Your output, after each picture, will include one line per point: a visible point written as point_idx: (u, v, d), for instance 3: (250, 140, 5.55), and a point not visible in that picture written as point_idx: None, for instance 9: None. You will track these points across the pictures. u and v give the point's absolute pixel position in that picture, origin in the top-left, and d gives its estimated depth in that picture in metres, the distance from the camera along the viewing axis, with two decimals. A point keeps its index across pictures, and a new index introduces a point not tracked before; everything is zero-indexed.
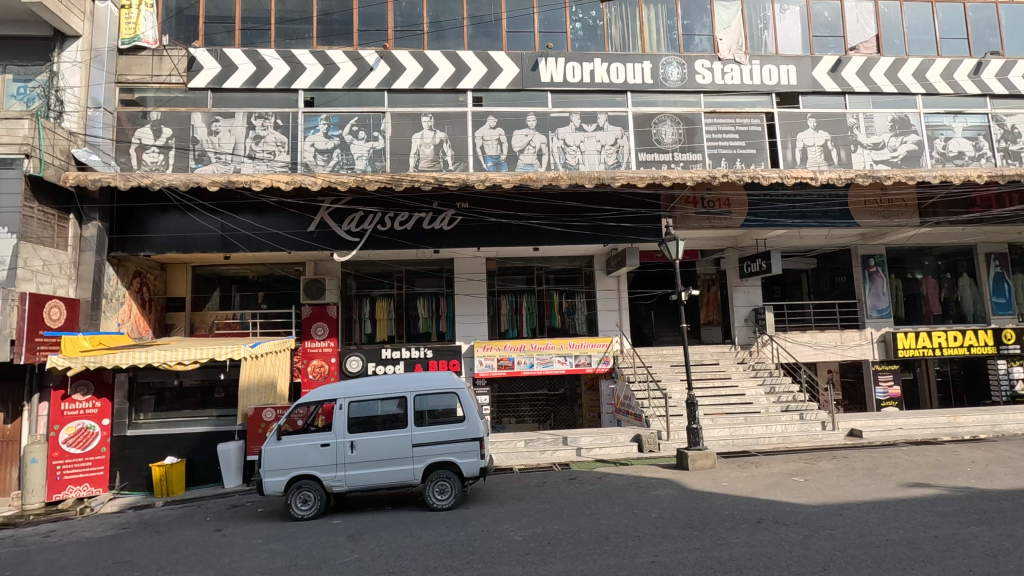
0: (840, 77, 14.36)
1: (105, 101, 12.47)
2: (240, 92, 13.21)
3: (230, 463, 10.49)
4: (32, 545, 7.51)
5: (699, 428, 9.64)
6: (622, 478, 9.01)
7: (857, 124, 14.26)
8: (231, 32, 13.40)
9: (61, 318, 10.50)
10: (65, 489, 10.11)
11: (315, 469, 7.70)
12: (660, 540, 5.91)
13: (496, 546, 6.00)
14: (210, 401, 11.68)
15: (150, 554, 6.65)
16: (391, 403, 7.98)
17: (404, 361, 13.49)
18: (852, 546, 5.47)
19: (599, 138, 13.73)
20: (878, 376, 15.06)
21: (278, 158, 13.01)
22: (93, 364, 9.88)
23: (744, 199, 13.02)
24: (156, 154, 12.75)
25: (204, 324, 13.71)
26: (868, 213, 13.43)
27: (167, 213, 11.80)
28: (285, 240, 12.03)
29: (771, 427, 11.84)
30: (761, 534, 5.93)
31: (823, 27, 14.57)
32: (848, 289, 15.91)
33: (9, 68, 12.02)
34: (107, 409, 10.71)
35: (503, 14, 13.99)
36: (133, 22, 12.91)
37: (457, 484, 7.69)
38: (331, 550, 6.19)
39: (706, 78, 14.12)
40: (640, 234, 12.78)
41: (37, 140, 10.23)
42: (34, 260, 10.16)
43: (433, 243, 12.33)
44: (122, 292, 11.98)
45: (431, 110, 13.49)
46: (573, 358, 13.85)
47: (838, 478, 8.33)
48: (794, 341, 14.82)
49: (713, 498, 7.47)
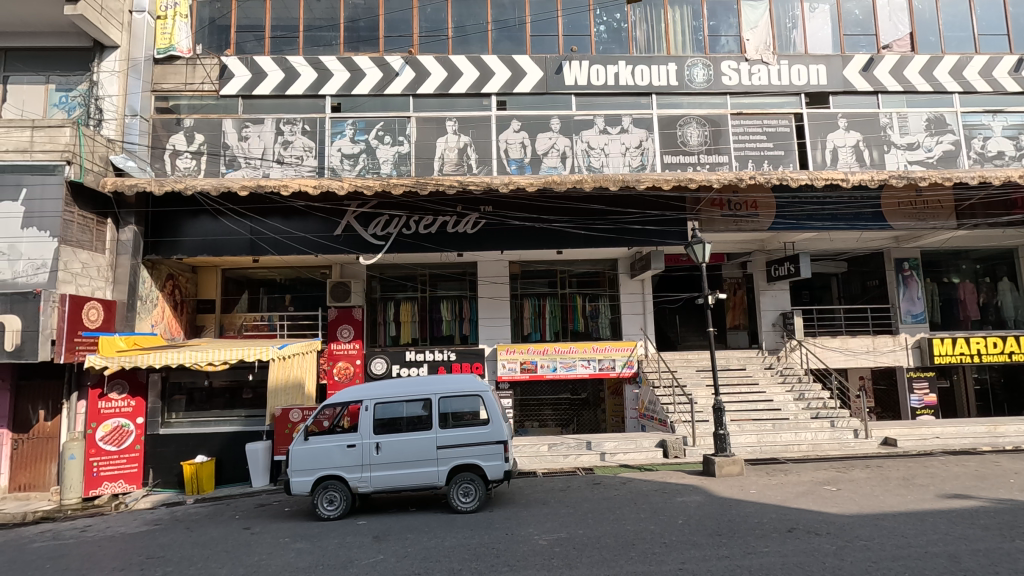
0: (872, 76, 14.02)
1: (142, 109, 12.81)
2: (269, 98, 13.48)
3: (258, 463, 10.66)
4: (70, 539, 7.72)
5: (726, 434, 9.45)
6: (647, 484, 8.88)
7: (890, 124, 13.91)
8: (261, 40, 13.71)
9: (99, 319, 10.87)
10: (101, 485, 10.41)
11: (341, 469, 7.78)
12: (688, 547, 5.82)
13: (521, 549, 5.99)
14: (239, 401, 11.84)
15: (182, 550, 6.78)
16: (415, 405, 8.01)
17: (428, 364, 13.53)
18: (890, 558, 5.29)
19: (624, 140, 13.66)
20: (912, 384, 14.66)
21: (306, 163, 13.25)
22: (128, 364, 10.17)
23: (772, 202, 12.77)
24: (188, 160, 13.10)
25: (233, 326, 13.98)
26: (902, 215, 13.04)
27: (199, 217, 12.09)
28: (312, 244, 12.20)
29: (801, 434, 11.54)
30: (793, 544, 5.79)
31: (854, 26, 14.25)
32: (881, 293, 15.47)
33: (52, 78, 12.53)
34: (141, 408, 10.97)
35: (527, 18, 14.03)
36: (169, 32, 13.34)
37: (481, 487, 7.67)
38: (357, 551, 6.24)
39: (733, 79, 13.93)
40: (666, 237, 12.60)
41: (78, 147, 10.61)
42: (74, 262, 10.54)
43: (457, 245, 12.38)
44: (156, 294, 12.33)
45: (455, 114, 13.56)
46: (597, 362, 13.75)
47: (872, 487, 8.09)
48: (824, 346, 14.40)
49: (741, 506, 7.33)
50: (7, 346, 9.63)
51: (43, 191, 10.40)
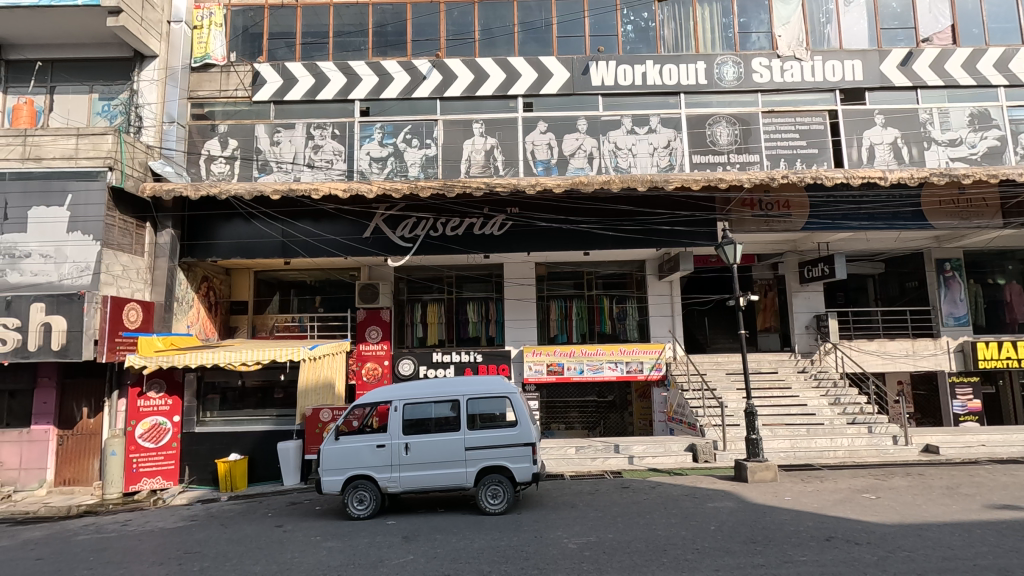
0: (911, 70, 13.58)
1: (179, 115, 13.19)
2: (301, 103, 13.73)
3: (289, 461, 10.87)
4: (112, 533, 7.98)
5: (759, 439, 9.24)
6: (677, 489, 8.76)
7: (930, 120, 13.46)
8: (292, 47, 13.98)
9: (138, 320, 11.20)
10: (140, 481, 10.76)
11: (371, 469, 7.86)
12: (722, 555, 5.70)
13: (550, 552, 5.94)
14: (270, 401, 11.94)
15: (218, 546, 6.93)
16: (443, 406, 8.04)
17: (455, 366, 13.60)
18: (935, 570, 5.08)
19: (652, 140, 13.51)
20: (955, 389, 14.07)
21: (336, 166, 13.45)
22: (166, 364, 10.51)
23: (806, 201, 12.44)
24: (222, 164, 13.42)
25: (265, 327, 14.26)
26: (944, 214, 12.55)
27: (232, 220, 12.38)
28: (342, 246, 12.37)
29: (837, 440, 11.25)
30: (831, 553, 5.62)
31: (892, 19, 13.82)
32: (920, 295, 14.96)
33: (95, 88, 13.07)
34: (177, 406, 11.33)
35: (554, 19, 14.01)
36: (204, 41, 13.77)
37: (509, 488, 7.66)
38: (387, 551, 6.28)
39: (764, 76, 13.65)
40: (695, 238, 12.40)
41: (119, 153, 11.03)
42: (115, 265, 10.93)
43: (483, 248, 12.40)
44: (191, 296, 12.67)
45: (482, 117, 13.62)
46: (624, 364, 13.61)
47: (914, 496, 7.79)
48: (860, 349, 13.95)
49: (776, 513, 7.15)
50: (53, 346, 10.00)
51: (87, 197, 10.81)
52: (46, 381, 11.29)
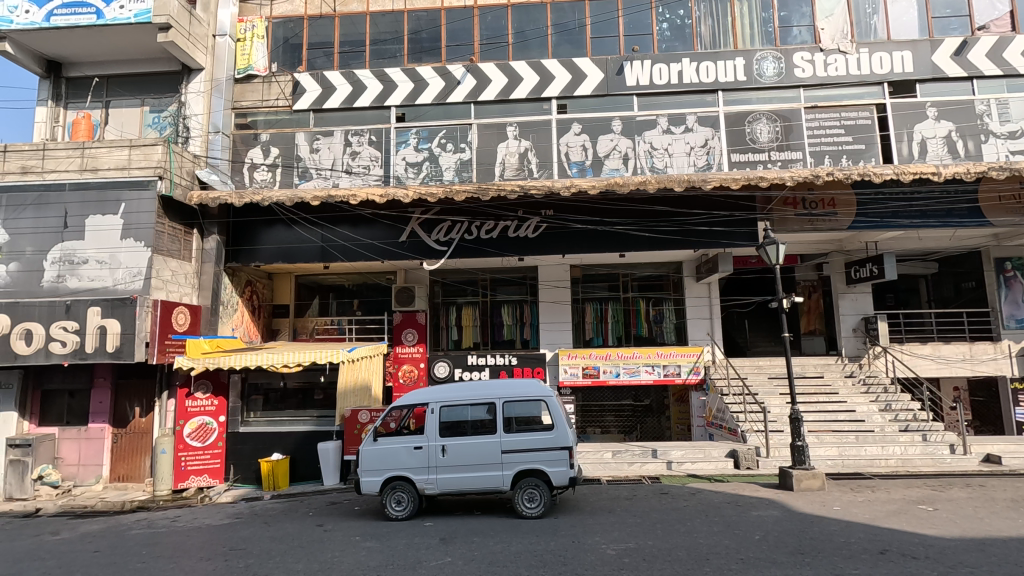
0: (965, 60, 12.94)
1: (224, 125, 13.67)
2: (339, 111, 14.03)
3: (329, 461, 11.08)
4: (162, 528, 8.26)
5: (805, 446, 8.89)
6: (719, 496, 8.52)
7: (988, 111, 12.78)
8: (330, 56, 14.32)
9: (186, 323, 11.67)
10: (187, 479, 11.09)
11: (409, 470, 7.93)
12: (768, 566, 5.50)
13: (589, 558, 5.84)
14: (311, 402, 12.18)
15: (261, 543, 7.10)
16: (480, 409, 8.05)
17: (489, 368, 13.61)
18: None
19: (689, 140, 13.26)
20: (1018, 395, 13.40)
21: (373, 172, 13.70)
22: (212, 364, 10.94)
23: (852, 199, 11.98)
24: (265, 172, 13.82)
25: (306, 329, 14.55)
26: (1003, 210, 11.86)
27: (274, 226, 12.71)
28: (379, 250, 12.60)
29: (889, 448, 10.72)
30: (886, 567, 5.35)
31: (943, 7, 13.21)
32: (977, 296, 14.23)
33: (146, 101, 13.71)
34: (223, 406, 11.67)
35: (587, 20, 13.93)
36: (247, 53, 14.17)
37: (546, 492, 7.60)
38: (424, 552, 6.30)
39: (806, 71, 13.21)
40: (734, 238, 12.09)
41: (168, 163, 11.52)
42: (165, 270, 11.38)
43: (518, 250, 12.37)
44: (236, 300, 13.11)
45: (516, 119, 13.65)
46: (661, 367, 13.38)
47: (974, 508, 7.37)
48: (911, 353, 13.34)
49: (824, 523, 6.88)
50: (108, 347, 10.47)
51: (138, 205, 11.31)
52: (101, 381, 11.85)
